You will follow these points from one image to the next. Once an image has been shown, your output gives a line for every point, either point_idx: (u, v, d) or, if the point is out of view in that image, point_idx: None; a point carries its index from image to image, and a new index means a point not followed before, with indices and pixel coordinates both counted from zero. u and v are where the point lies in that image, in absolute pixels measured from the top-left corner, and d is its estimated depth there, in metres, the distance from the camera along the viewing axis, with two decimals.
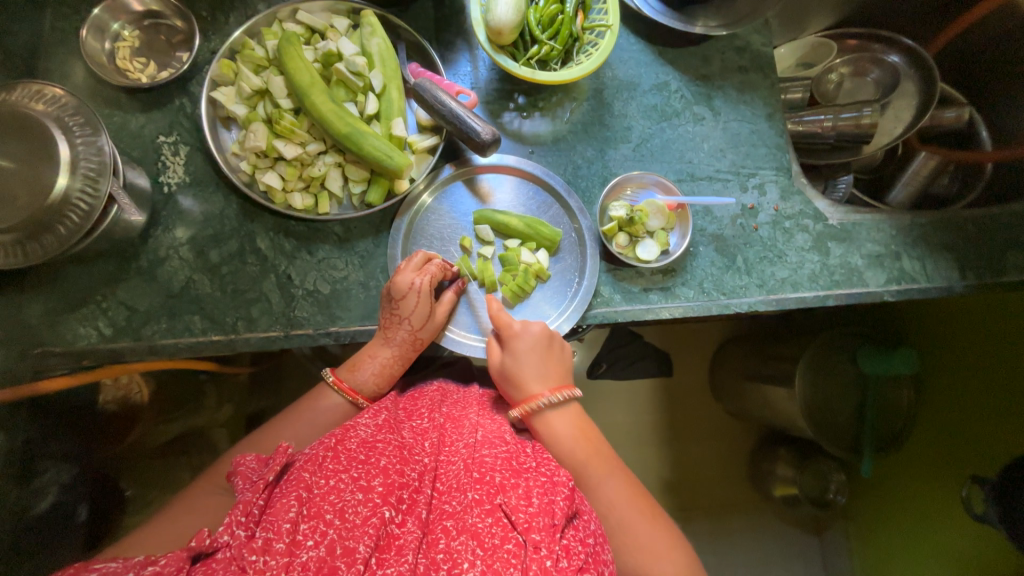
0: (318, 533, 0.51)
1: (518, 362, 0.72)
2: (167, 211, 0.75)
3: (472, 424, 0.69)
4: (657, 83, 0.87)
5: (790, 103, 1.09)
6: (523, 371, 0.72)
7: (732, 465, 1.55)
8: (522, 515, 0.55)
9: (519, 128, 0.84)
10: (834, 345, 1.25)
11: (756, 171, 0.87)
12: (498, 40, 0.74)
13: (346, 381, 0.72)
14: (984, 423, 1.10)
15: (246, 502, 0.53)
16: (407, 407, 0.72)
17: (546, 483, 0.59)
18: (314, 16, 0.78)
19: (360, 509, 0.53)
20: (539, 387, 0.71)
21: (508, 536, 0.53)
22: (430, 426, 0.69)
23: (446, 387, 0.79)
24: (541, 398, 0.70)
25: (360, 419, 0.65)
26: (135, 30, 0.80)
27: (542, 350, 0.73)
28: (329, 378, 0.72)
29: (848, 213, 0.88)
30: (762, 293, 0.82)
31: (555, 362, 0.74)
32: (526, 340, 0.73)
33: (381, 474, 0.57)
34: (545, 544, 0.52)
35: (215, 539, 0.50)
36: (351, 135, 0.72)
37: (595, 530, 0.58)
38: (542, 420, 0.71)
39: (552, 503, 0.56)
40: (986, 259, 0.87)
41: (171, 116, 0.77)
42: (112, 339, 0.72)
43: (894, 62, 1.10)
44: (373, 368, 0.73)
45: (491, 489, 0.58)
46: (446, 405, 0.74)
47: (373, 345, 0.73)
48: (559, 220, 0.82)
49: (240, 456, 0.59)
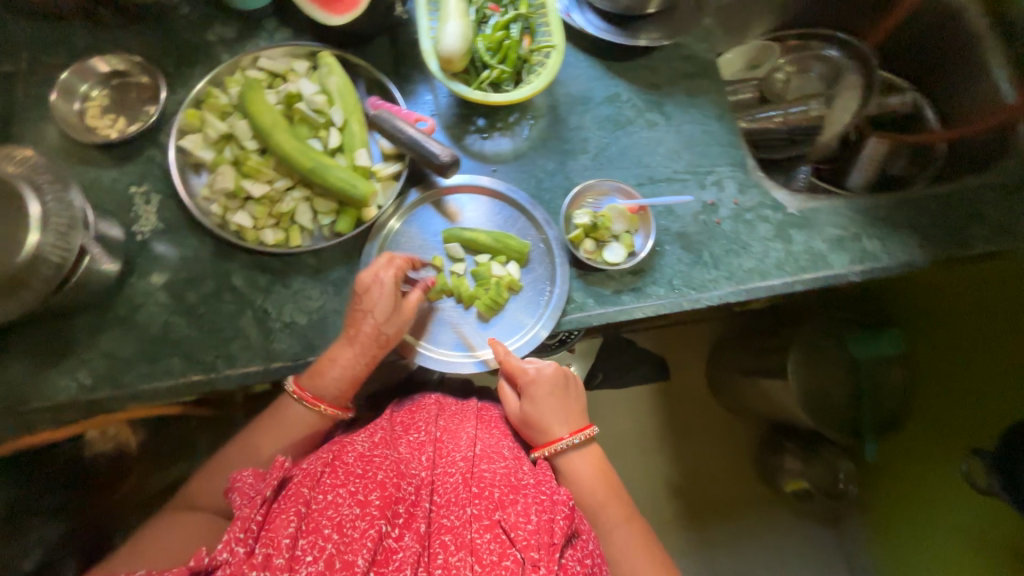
0: (317, 549, 0.51)
1: (537, 408, 0.74)
2: (142, 258, 0.77)
3: (470, 437, 0.71)
4: (609, 95, 0.91)
5: (740, 103, 1.16)
6: (543, 415, 0.74)
7: (738, 463, 1.52)
8: (521, 532, 0.55)
9: (481, 148, 0.87)
10: (818, 332, 1.27)
11: (712, 168, 0.90)
12: (449, 67, 0.79)
13: (307, 389, 0.71)
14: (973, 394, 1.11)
15: (244, 517, 0.52)
16: (404, 421, 0.74)
17: (546, 501, 0.60)
18: (275, 61, 0.82)
19: (358, 524, 0.53)
20: (561, 430, 0.73)
21: (506, 553, 0.53)
22: (427, 439, 0.69)
23: (443, 401, 0.80)
24: (564, 440, 0.72)
25: (357, 435, 0.66)
26: (105, 89, 0.83)
27: (558, 391, 0.75)
28: (291, 389, 0.71)
29: (806, 200, 0.91)
30: (731, 285, 0.84)
31: (572, 403, 0.76)
32: (541, 383, 0.75)
33: (379, 487, 0.57)
34: (544, 563, 0.52)
35: (215, 556, 0.49)
36: (315, 169, 0.75)
37: (592, 550, 0.60)
38: (565, 462, 0.73)
39: (552, 522, 0.57)
40: (948, 231, 0.89)
41: (142, 167, 0.80)
42: (91, 389, 0.72)
43: (833, 55, 1.16)
44: (335, 372, 0.71)
45: (490, 504, 0.59)
46: (443, 418, 0.75)
47: (336, 347, 0.71)
48: (526, 233, 0.84)
49: (237, 471, 0.58)
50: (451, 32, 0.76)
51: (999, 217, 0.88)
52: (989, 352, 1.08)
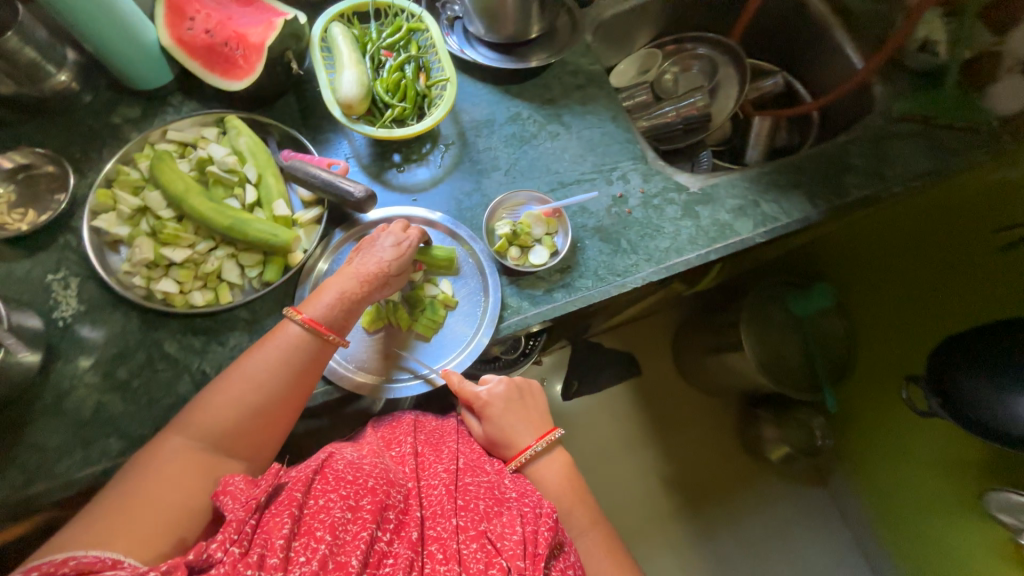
0: (310, 550, 0.52)
1: (499, 425, 0.78)
2: (66, 343, 0.75)
3: (451, 450, 0.74)
4: (511, 115, 0.99)
5: (638, 104, 1.24)
6: (507, 429, 0.78)
7: (720, 441, 1.54)
8: (507, 543, 0.57)
9: (400, 181, 0.91)
10: (761, 298, 1.36)
11: (616, 165, 0.98)
12: (351, 112, 0.84)
13: (307, 314, 0.71)
14: (899, 329, 1.21)
15: (237, 520, 0.51)
16: (386, 436, 0.77)
17: (530, 514, 0.62)
18: (184, 131, 0.85)
19: (351, 528, 0.55)
20: (526, 439, 0.77)
21: (492, 561, 0.56)
22: (410, 452, 0.73)
23: (422, 418, 0.81)
24: (531, 448, 0.76)
25: (344, 448, 0.68)
26: (10, 184, 0.82)
27: (515, 403, 0.80)
28: (288, 312, 0.71)
29: (705, 179, 1.00)
30: (652, 266, 0.90)
31: (533, 412, 0.81)
32: (497, 400, 0.79)
33: (370, 494, 0.60)
34: (529, 572, 0.55)
35: (208, 554, 0.48)
36: (234, 226, 0.77)
37: (574, 562, 0.63)
38: (534, 472, 0.76)
39: (537, 533, 0.59)
40: (829, 187, 1.00)
41: (58, 253, 0.79)
42: (22, 488, 0.68)
43: (705, 54, 1.29)
44: (332, 298, 0.72)
45: (475, 516, 0.62)
46: (425, 432, 0.78)
47: (341, 277, 0.74)
48: (454, 252, 0.88)
49: (227, 476, 0.57)
50: (348, 80, 0.82)
51: (865, 163, 1.00)
52: (907, 285, 1.18)
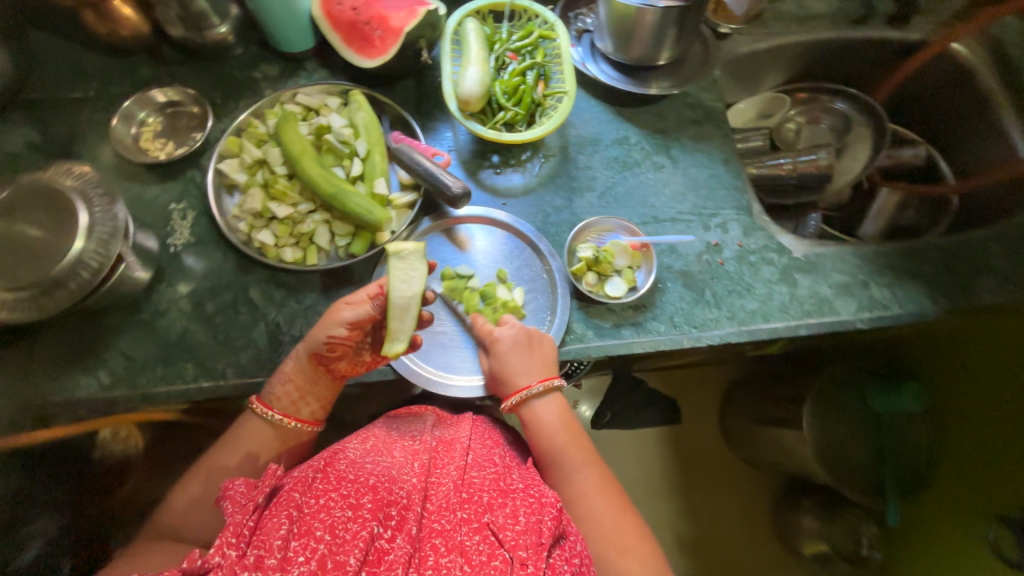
0: (309, 550, 0.49)
1: (500, 361, 0.76)
2: (171, 268, 0.82)
3: (463, 447, 0.72)
4: (618, 138, 0.96)
5: (751, 150, 1.16)
6: (510, 365, 0.75)
7: (752, 519, 1.42)
8: (509, 533, 0.55)
9: (494, 182, 0.92)
10: (838, 381, 1.21)
11: (717, 211, 0.92)
12: (466, 108, 0.86)
13: (267, 403, 0.73)
14: (983, 455, 1.04)
15: (236, 522, 0.51)
16: (400, 430, 0.76)
17: (533, 504, 0.60)
18: (311, 97, 0.91)
19: (350, 526, 0.52)
20: (525, 379, 0.75)
21: (494, 553, 0.53)
22: (422, 449, 0.71)
23: (440, 419, 0.79)
24: (529, 388, 0.75)
25: (349, 445, 0.68)
26: (159, 116, 0.92)
27: (524, 346, 0.77)
28: (253, 404, 0.73)
29: (812, 245, 0.91)
30: (733, 326, 0.84)
31: (536, 355, 0.77)
32: (509, 337, 0.77)
33: (371, 492, 0.57)
34: (532, 561, 0.51)
35: (206, 559, 0.47)
36: (336, 194, 0.81)
37: (581, 552, 0.58)
38: (531, 412, 0.75)
39: (540, 522, 0.56)
40: (957, 285, 0.88)
41: (183, 186, 0.87)
42: (108, 388, 0.76)
43: (842, 108, 1.19)
44: (286, 384, 0.73)
45: (479, 508, 0.59)
46: (437, 429, 0.76)
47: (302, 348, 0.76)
48: (530, 264, 0.87)
49: (228, 481, 0.56)
50: (470, 77, 0.84)
51: (1007, 267, 0.88)
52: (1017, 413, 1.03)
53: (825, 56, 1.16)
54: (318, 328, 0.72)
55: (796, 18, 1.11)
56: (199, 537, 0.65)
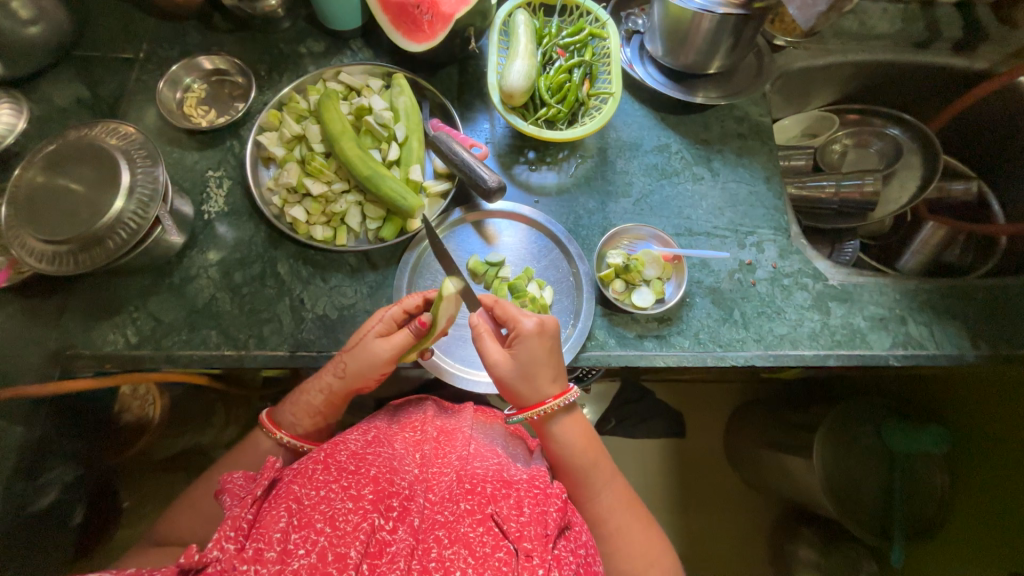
0: (309, 542, 0.50)
1: (525, 359, 0.68)
2: (203, 235, 0.83)
3: (465, 437, 0.71)
4: (659, 145, 0.94)
5: (793, 169, 1.13)
6: (536, 374, 0.68)
7: (750, 544, 1.40)
8: (514, 525, 0.54)
9: (528, 179, 0.90)
10: (856, 415, 1.18)
11: (754, 229, 0.90)
12: (509, 101, 0.84)
13: (281, 428, 0.71)
14: (991, 506, 1.03)
15: (235, 517, 0.51)
16: (401, 421, 0.74)
17: (538, 495, 0.60)
18: (354, 77, 0.90)
19: (351, 517, 0.52)
20: (549, 391, 0.69)
21: (499, 545, 0.52)
22: (424, 438, 0.70)
23: (439, 408, 0.79)
24: (551, 404, 0.68)
25: (350, 434, 0.67)
26: (204, 83, 0.93)
27: (551, 351, 0.70)
28: (262, 423, 0.71)
29: (850, 274, 0.88)
30: (759, 349, 0.82)
31: (559, 363, 0.71)
32: (539, 339, 0.68)
33: (371, 483, 0.56)
34: (537, 553, 0.52)
35: (205, 554, 0.48)
36: (371, 177, 0.80)
37: (586, 541, 0.59)
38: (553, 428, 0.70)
39: (544, 513, 0.57)
40: (1000, 330, 0.84)
41: (221, 154, 0.88)
42: (135, 347, 0.77)
43: (894, 134, 1.14)
44: (307, 411, 0.71)
45: (482, 500, 0.57)
46: (439, 420, 0.75)
47: (316, 378, 0.72)
48: (558, 265, 0.86)
49: (226, 474, 0.57)
50: (517, 70, 0.82)
51: None
52: None
53: (882, 78, 1.12)
54: (361, 367, 0.70)
55: (856, 36, 1.06)
56: (209, 503, 0.66)
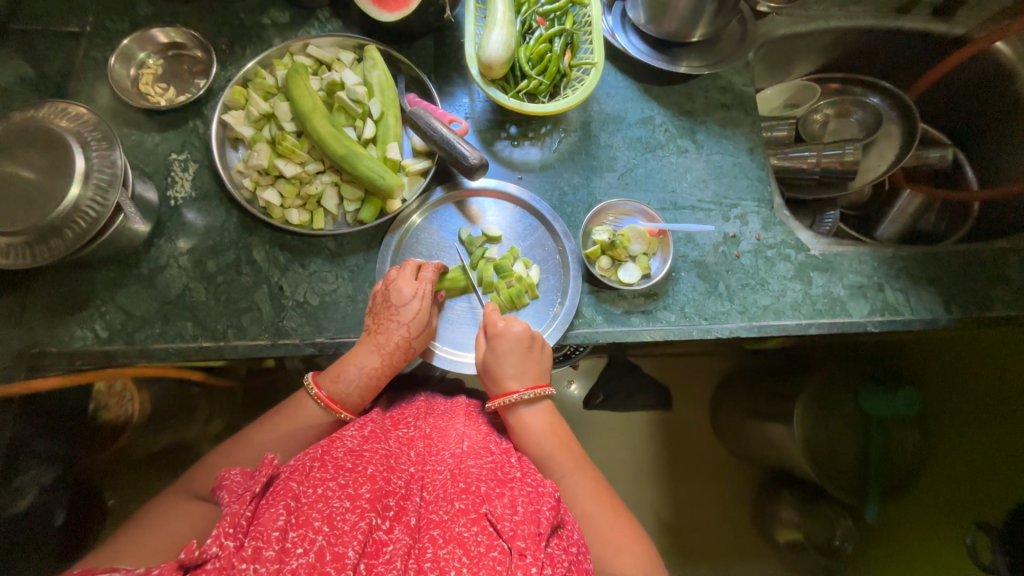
0: (307, 541, 0.49)
1: (496, 358, 0.73)
2: (171, 223, 0.79)
3: (458, 434, 0.70)
4: (643, 118, 0.92)
5: (775, 140, 1.13)
6: (502, 368, 0.73)
7: (731, 505, 1.44)
8: (507, 524, 0.53)
9: (510, 155, 0.88)
10: (831, 381, 1.21)
11: (738, 202, 0.89)
12: (489, 73, 0.81)
13: (326, 391, 0.70)
14: (961, 466, 1.07)
15: (233, 513, 0.51)
16: (394, 417, 0.73)
17: (531, 493, 0.59)
18: (323, 50, 0.85)
19: (349, 517, 0.52)
20: (514, 384, 0.72)
21: (493, 544, 0.52)
22: (416, 435, 0.69)
23: (433, 401, 0.80)
24: (517, 393, 0.71)
25: (346, 430, 0.66)
26: (160, 59, 0.87)
27: (523, 350, 0.74)
28: (310, 384, 0.71)
29: (831, 244, 0.89)
30: (743, 320, 0.83)
31: (534, 363, 0.74)
32: (507, 339, 0.73)
33: (368, 482, 0.56)
34: (531, 552, 0.51)
35: (205, 550, 0.48)
36: (347, 157, 0.77)
37: (578, 540, 0.58)
38: (517, 417, 0.72)
39: (537, 512, 0.56)
40: (971, 294, 0.87)
41: (184, 136, 0.83)
42: (106, 341, 0.74)
43: (874, 103, 1.14)
44: (356, 378, 0.71)
45: (477, 499, 0.57)
46: (432, 416, 0.75)
47: (360, 352, 0.72)
48: (543, 243, 0.85)
49: (226, 471, 0.58)
50: (495, 40, 0.79)
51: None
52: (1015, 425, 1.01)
53: (862, 45, 1.11)
54: (421, 332, 0.74)
55: (838, 1, 1.05)
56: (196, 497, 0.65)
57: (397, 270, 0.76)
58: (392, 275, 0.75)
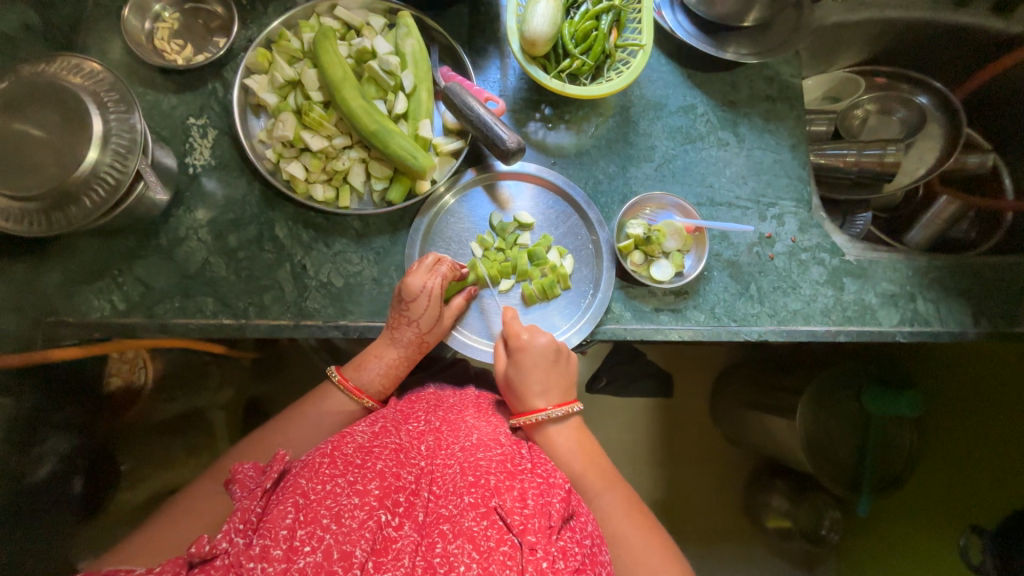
0: (315, 539, 0.48)
1: (521, 374, 0.71)
2: (191, 192, 0.76)
3: (468, 427, 0.66)
4: (684, 106, 0.88)
5: (813, 135, 1.09)
6: (528, 385, 0.71)
7: (726, 492, 1.45)
8: (517, 517, 0.52)
9: (544, 138, 0.84)
10: (837, 379, 1.15)
11: (776, 201, 0.87)
12: (531, 50, 0.76)
13: (351, 380, 0.71)
14: (963, 476, 1.05)
15: (244, 509, 0.51)
16: (404, 409, 0.70)
17: (542, 484, 0.57)
18: (351, 12, 0.80)
19: (357, 513, 0.51)
20: (542, 402, 0.70)
21: (503, 538, 0.51)
22: (426, 429, 0.66)
23: (442, 394, 0.76)
24: (544, 411, 0.69)
25: (357, 424, 0.63)
26: (176, 12, 0.82)
27: (548, 365, 0.72)
28: (333, 375, 0.70)
29: (865, 250, 0.87)
30: (773, 323, 0.81)
31: (560, 376, 0.72)
32: (532, 354, 0.71)
33: (378, 477, 0.54)
34: (542, 546, 0.50)
35: (215, 545, 0.48)
36: (377, 133, 0.73)
37: (592, 532, 0.56)
38: (544, 434, 0.69)
39: (548, 504, 0.54)
40: (1002, 305, 0.85)
41: (203, 99, 0.78)
42: (124, 314, 0.73)
43: (920, 102, 1.10)
44: (378, 368, 0.72)
45: (486, 492, 0.55)
46: (442, 410, 0.70)
47: (378, 345, 0.72)
48: (576, 232, 0.82)
49: (239, 463, 0.58)
50: (541, 13, 0.73)
51: None
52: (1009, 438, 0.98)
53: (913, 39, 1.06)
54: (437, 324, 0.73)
55: None
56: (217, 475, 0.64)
57: (416, 263, 0.74)
58: (410, 268, 0.73)
